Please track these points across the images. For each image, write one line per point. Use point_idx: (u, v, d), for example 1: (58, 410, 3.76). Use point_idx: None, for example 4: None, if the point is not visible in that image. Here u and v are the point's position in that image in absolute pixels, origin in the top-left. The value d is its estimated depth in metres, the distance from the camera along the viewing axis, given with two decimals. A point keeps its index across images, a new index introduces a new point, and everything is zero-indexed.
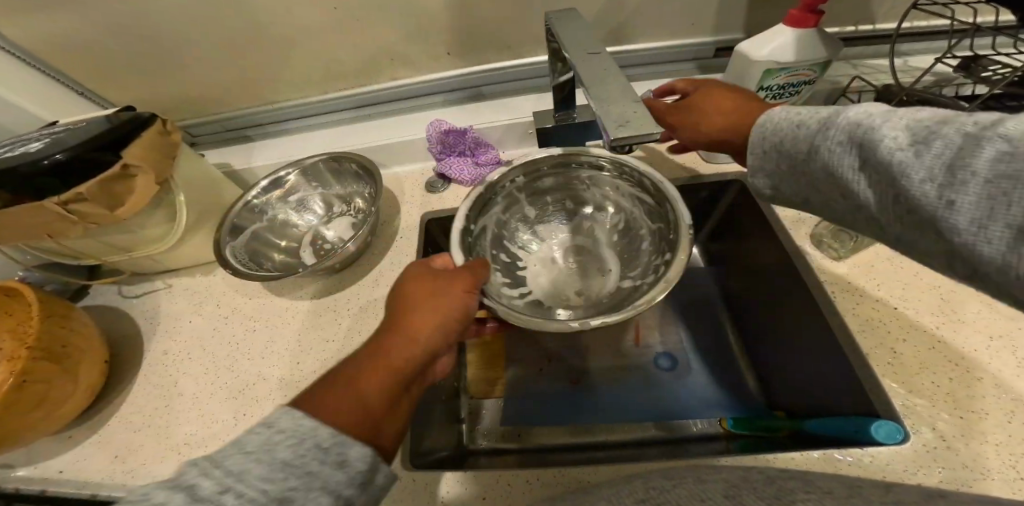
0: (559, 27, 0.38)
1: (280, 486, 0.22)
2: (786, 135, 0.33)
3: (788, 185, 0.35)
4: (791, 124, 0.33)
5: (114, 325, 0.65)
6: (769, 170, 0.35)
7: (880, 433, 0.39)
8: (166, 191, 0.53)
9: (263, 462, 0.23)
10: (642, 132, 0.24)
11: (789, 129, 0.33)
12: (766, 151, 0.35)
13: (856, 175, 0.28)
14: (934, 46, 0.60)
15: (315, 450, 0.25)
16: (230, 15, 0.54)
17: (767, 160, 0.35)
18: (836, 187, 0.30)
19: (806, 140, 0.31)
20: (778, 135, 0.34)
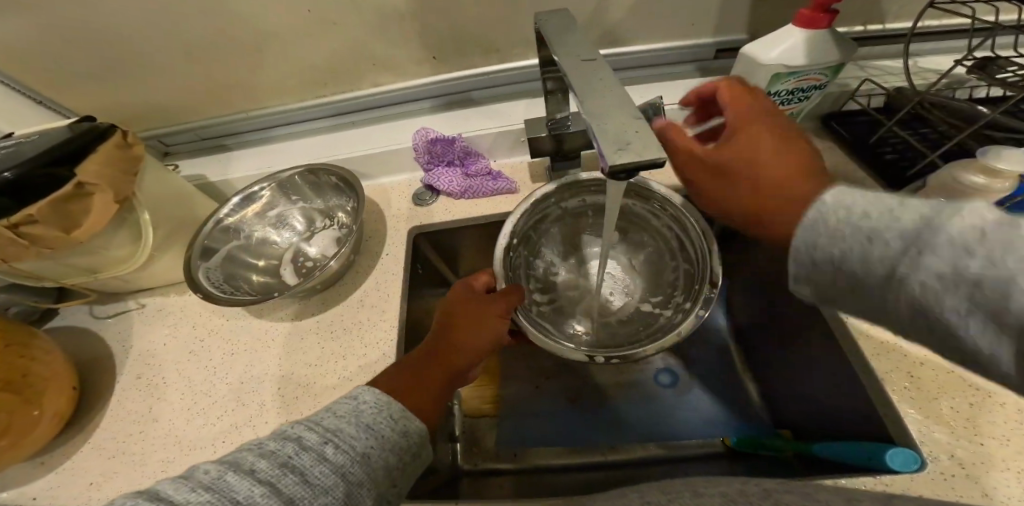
0: (548, 30, 0.34)
1: (363, 444, 0.29)
2: (840, 247, 0.24)
3: (848, 300, 0.25)
4: (837, 230, 0.24)
5: (81, 348, 0.60)
6: (819, 283, 0.26)
7: (896, 461, 0.36)
8: (127, 210, 0.48)
9: (351, 424, 0.30)
10: (643, 156, 0.20)
11: (838, 241, 0.24)
12: (817, 263, 0.25)
13: (962, 318, 0.18)
14: (943, 46, 0.58)
15: (388, 419, 0.31)
16: (192, 16, 0.50)
17: (806, 268, 0.27)
18: (928, 328, 0.20)
19: (873, 262, 0.22)
20: (833, 253, 0.24)
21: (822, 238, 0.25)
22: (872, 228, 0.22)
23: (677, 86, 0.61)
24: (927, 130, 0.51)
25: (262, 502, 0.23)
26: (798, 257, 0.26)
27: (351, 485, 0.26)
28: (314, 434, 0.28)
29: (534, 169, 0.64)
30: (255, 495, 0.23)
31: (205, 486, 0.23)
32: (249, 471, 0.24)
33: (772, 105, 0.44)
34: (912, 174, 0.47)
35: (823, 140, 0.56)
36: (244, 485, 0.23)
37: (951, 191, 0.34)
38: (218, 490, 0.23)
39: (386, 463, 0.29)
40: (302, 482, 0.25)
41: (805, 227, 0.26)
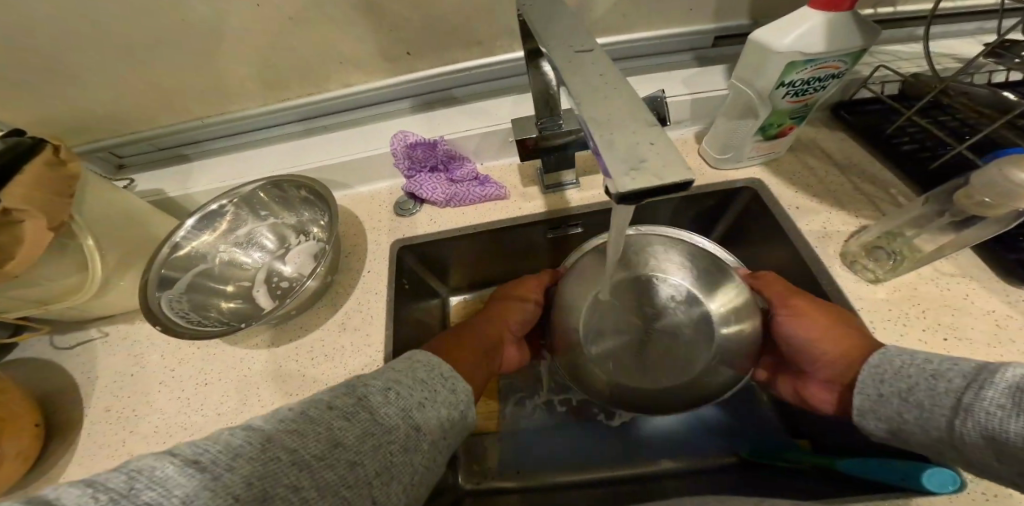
0: (535, 18, 0.30)
1: (421, 393, 0.29)
2: (911, 382, 0.29)
3: (913, 443, 0.29)
4: (915, 381, 0.29)
5: (40, 380, 0.52)
6: (884, 418, 0.31)
7: (934, 481, 0.32)
8: (68, 235, 0.43)
9: (408, 378, 0.29)
10: (665, 179, 0.16)
11: (902, 374, 0.30)
12: (885, 395, 0.31)
13: (1016, 425, 0.21)
14: (954, 29, 0.55)
15: (440, 376, 0.31)
16: (135, 15, 0.45)
17: (880, 403, 0.31)
18: (990, 448, 0.23)
19: (939, 395, 0.27)
20: (893, 385, 0.30)
21: (886, 391, 0.31)
22: (936, 370, 0.28)
23: (676, 75, 0.56)
24: (946, 118, 0.47)
25: (339, 434, 0.22)
26: (864, 390, 0.32)
27: (411, 429, 0.26)
28: (378, 382, 0.28)
29: (525, 171, 0.59)
30: (333, 429, 0.22)
31: (292, 417, 0.22)
32: (324, 407, 0.24)
33: (785, 97, 0.40)
34: (936, 167, 0.43)
35: (834, 131, 0.52)
36: (322, 420, 0.23)
37: (995, 190, 0.30)
38: (302, 421, 0.22)
39: (439, 413, 0.29)
40: (370, 420, 0.24)
41: (869, 367, 0.33)
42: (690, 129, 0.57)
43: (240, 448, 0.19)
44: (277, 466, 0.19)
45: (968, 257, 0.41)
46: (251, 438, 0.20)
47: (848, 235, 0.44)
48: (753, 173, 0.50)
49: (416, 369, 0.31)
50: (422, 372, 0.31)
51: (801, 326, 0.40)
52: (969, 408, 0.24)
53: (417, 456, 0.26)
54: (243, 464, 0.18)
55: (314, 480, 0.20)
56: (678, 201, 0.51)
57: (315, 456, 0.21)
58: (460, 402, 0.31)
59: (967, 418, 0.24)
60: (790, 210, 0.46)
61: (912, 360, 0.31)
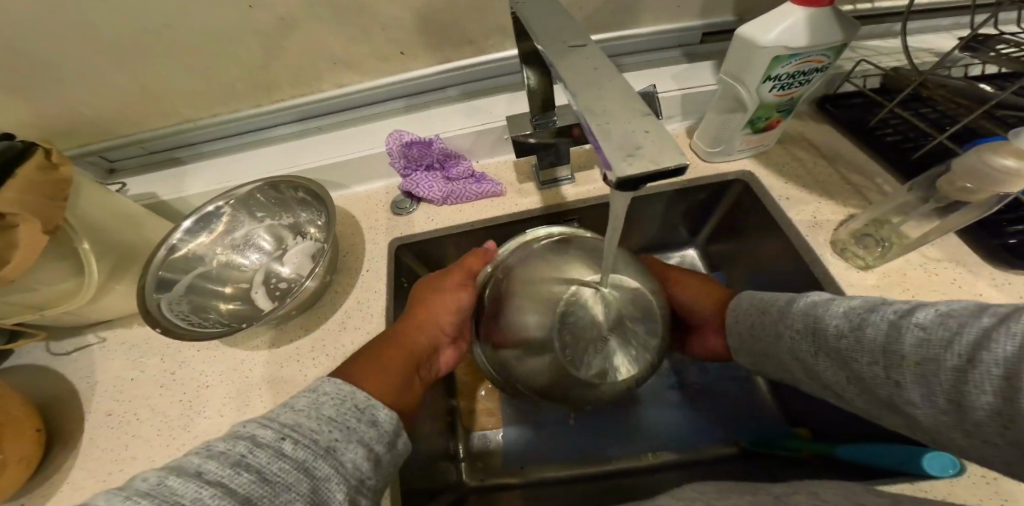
0: (528, 16, 0.30)
1: (326, 436, 0.26)
2: (754, 320, 0.37)
3: (766, 369, 0.37)
4: (753, 316, 0.37)
5: (39, 387, 0.51)
6: (749, 354, 0.38)
7: (934, 466, 0.35)
8: (62, 240, 0.42)
9: (312, 418, 0.27)
10: (660, 163, 0.16)
11: (751, 315, 0.38)
12: (742, 332, 0.38)
13: (811, 343, 0.30)
14: (933, 24, 0.57)
15: (351, 411, 0.29)
16: (126, 16, 0.45)
17: (741, 340, 0.39)
18: (801, 361, 0.31)
19: (770, 330, 0.34)
20: (748, 325, 0.38)
21: (743, 326, 0.38)
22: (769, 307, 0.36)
23: (665, 71, 0.57)
24: (927, 110, 0.49)
25: (215, 502, 0.20)
26: (732, 331, 0.40)
27: (315, 479, 0.24)
28: (273, 429, 0.25)
29: (519, 169, 0.60)
30: (205, 496, 0.20)
31: (147, 491, 0.20)
32: (197, 473, 0.21)
33: (771, 90, 0.41)
34: (919, 156, 0.45)
35: (820, 124, 0.53)
36: (191, 488, 0.20)
37: (976, 176, 0.31)
38: (162, 495, 0.20)
39: (354, 454, 0.27)
40: (259, 479, 0.22)
41: (735, 310, 0.40)
42: (681, 124, 0.58)
43: None
44: None
45: (954, 243, 0.42)
46: None
47: (837, 224, 0.45)
48: (743, 165, 0.51)
49: (317, 407, 0.28)
50: (327, 409, 0.28)
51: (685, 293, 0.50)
52: (782, 336, 0.33)
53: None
54: None
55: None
56: (671, 194, 0.52)
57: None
58: (380, 440, 0.29)
59: (786, 344, 0.33)
60: (781, 201, 0.47)
61: (756, 299, 0.38)
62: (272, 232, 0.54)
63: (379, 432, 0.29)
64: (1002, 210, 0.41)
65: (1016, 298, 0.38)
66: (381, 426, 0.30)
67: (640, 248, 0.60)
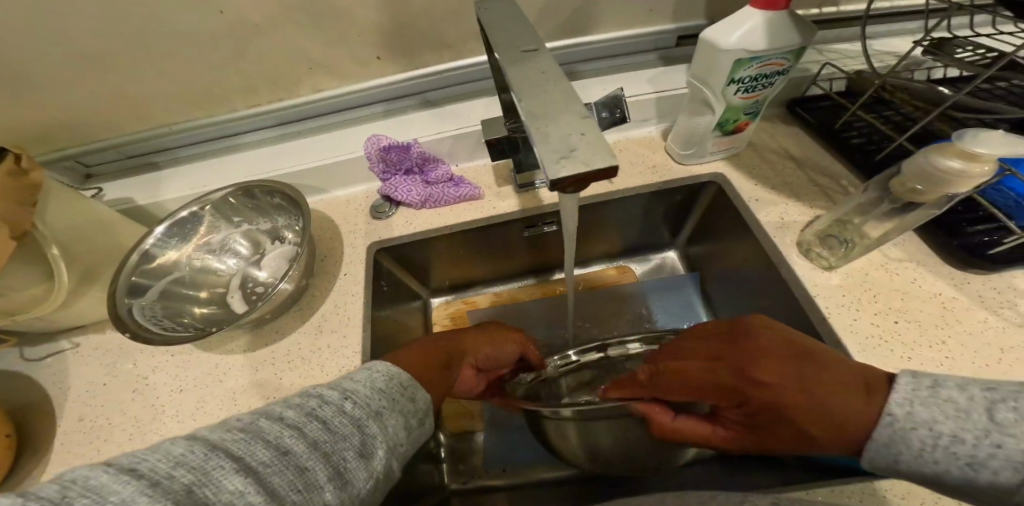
0: (489, 19, 0.31)
1: (377, 402, 0.27)
2: (936, 460, 0.24)
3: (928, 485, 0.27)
4: (926, 450, 0.25)
5: (9, 394, 0.50)
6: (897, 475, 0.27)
7: None
8: (32, 245, 0.42)
9: (366, 387, 0.28)
10: (591, 165, 0.17)
11: (930, 461, 0.25)
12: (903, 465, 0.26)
13: None
14: (897, 28, 0.58)
15: (400, 386, 0.30)
16: (98, 20, 0.45)
17: (888, 466, 0.27)
18: None
19: (986, 486, 0.23)
20: (927, 470, 0.25)
21: (907, 457, 0.25)
22: (972, 455, 0.23)
23: (641, 75, 0.58)
24: (891, 113, 0.50)
25: (290, 442, 0.22)
26: (873, 461, 0.27)
27: (367, 436, 0.25)
28: (334, 390, 0.26)
29: (498, 172, 0.60)
30: (282, 437, 0.22)
31: (239, 428, 0.22)
32: (276, 419, 0.23)
33: (736, 93, 0.42)
34: (881, 158, 0.46)
35: (790, 127, 0.54)
36: (275, 429, 0.22)
37: (926, 176, 0.32)
38: (251, 432, 0.21)
39: (398, 423, 0.28)
40: (322, 429, 0.23)
41: (876, 445, 0.26)
42: (656, 127, 0.59)
43: (182, 456, 0.19)
44: (216, 476, 0.19)
45: (915, 243, 0.43)
46: (196, 447, 0.20)
47: (804, 224, 0.46)
48: (715, 167, 0.52)
49: (370, 380, 0.29)
50: (380, 384, 0.29)
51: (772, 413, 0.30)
52: None
53: (373, 461, 0.25)
54: (182, 472, 0.18)
55: (259, 485, 0.19)
56: (646, 196, 0.53)
57: (263, 461, 0.20)
58: (411, 419, 0.29)
59: None
60: (751, 203, 0.48)
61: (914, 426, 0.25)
62: (251, 237, 0.54)
63: (414, 411, 0.30)
64: (962, 210, 0.42)
65: (974, 297, 0.39)
66: (416, 407, 0.30)
67: (619, 250, 0.60)
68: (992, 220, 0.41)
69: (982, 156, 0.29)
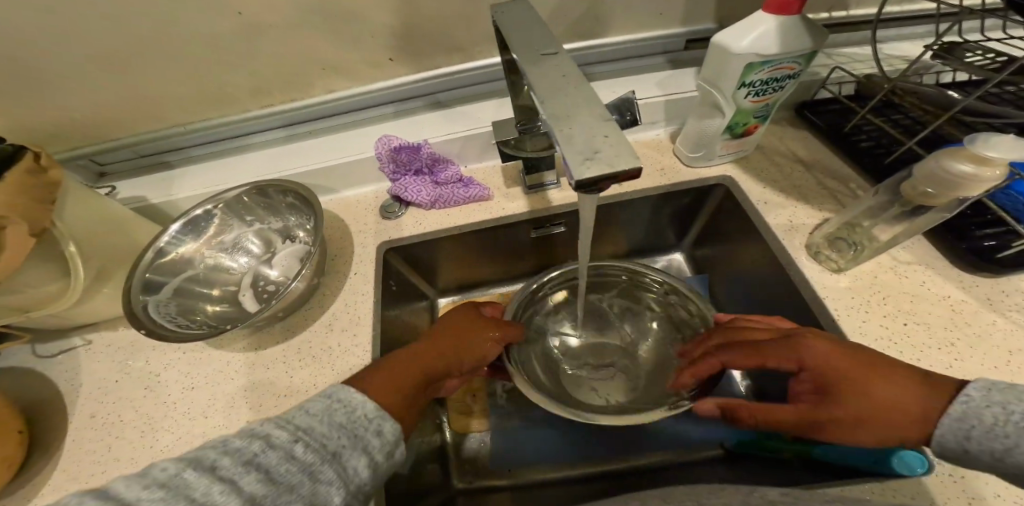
0: (505, 23, 0.31)
1: (335, 441, 0.26)
2: (1005, 439, 0.24)
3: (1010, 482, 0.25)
4: (999, 423, 0.24)
5: (22, 391, 0.51)
6: (975, 462, 0.26)
7: (905, 464, 0.34)
8: (49, 243, 0.43)
9: (323, 424, 0.27)
10: (615, 167, 0.17)
11: (1001, 435, 0.24)
12: (974, 445, 0.25)
13: None
14: (906, 32, 0.58)
15: (361, 420, 0.28)
16: (116, 21, 0.45)
17: (964, 447, 0.26)
18: None
19: None
20: (996, 446, 0.24)
21: (978, 431, 0.25)
22: None
23: (650, 78, 0.59)
24: (899, 117, 0.51)
25: (221, 499, 0.19)
26: (945, 444, 0.27)
27: (320, 482, 0.23)
28: (283, 432, 0.24)
29: (507, 173, 0.61)
30: (214, 492, 0.19)
31: (164, 482, 0.19)
32: (212, 468, 0.20)
33: (746, 97, 0.43)
34: (890, 162, 0.46)
35: (798, 130, 0.55)
36: (207, 482, 0.19)
37: (937, 180, 0.33)
38: (177, 487, 0.19)
39: (357, 462, 0.26)
40: (265, 478, 0.21)
41: (948, 420, 0.26)
42: (664, 130, 0.59)
43: None
44: None
45: (924, 246, 0.44)
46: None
47: (812, 227, 0.46)
48: (723, 170, 0.52)
49: (327, 415, 0.27)
50: (340, 420, 0.28)
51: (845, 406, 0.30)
52: None
53: None
54: None
55: None
56: (654, 198, 0.53)
57: None
58: (378, 453, 0.28)
59: None
60: (759, 205, 0.49)
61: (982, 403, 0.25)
62: (262, 235, 0.54)
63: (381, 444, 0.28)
64: (970, 214, 0.43)
65: (982, 299, 0.39)
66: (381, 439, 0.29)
67: (626, 252, 0.61)
68: (1001, 223, 0.41)
69: (993, 160, 0.30)
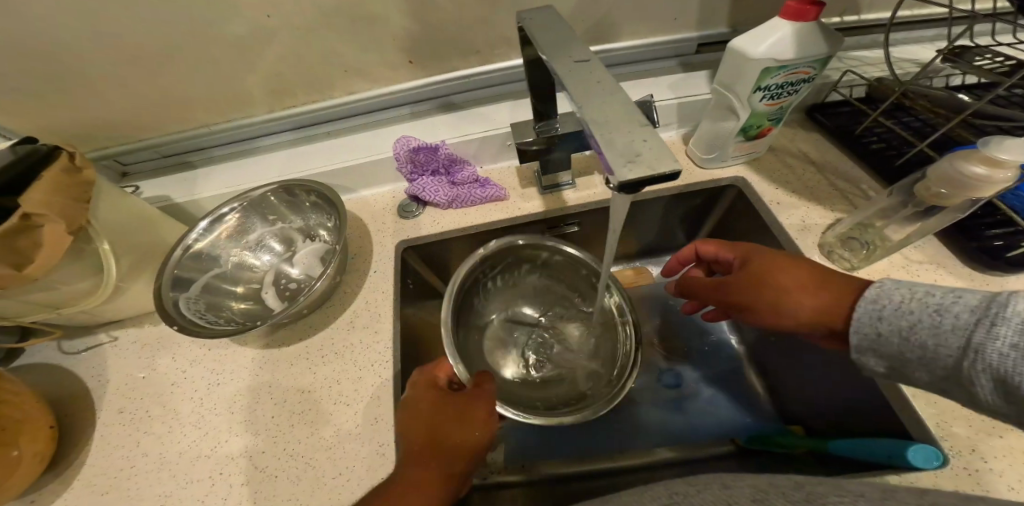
0: (534, 28, 0.33)
1: None
2: (911, 320, 0.26)
3: (914, 379, 0.27)
4: (906, 302, 0.27)
5: (50, 386, 0.52)
6: (884, 356, 0.27)
7: (918, 458, 0.35)
8: (84, 241, 0.44)
9: None
10: (656, 170, 0.18)
11: (907, 312, 0.26)
12: (885, 333, 0.27)
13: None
14: (917, 35, 0.60)
15: None
16: (145, 25, 0.47)
17: (871, 341, 0.28)
18: (1001, 388, 0.21)
19: (950, 334, 0.24)
20: (902, 322, 0.26)
21: (890, 311, 0.27)
22: (941, 304, 0.25)
23: (662, 80, 0.60)
24: (910, 119, 0.52)
25: None
26: (859, 329, 0.28)
27: None
28: None
29: (522, 174, 0.62)
30: None
31: None
32: None
33: (761, 100, 0.44)
34: (901, 163, 0.47)
35: (810, 132, 0.56)
36: None
37: (950, 182, 0.34)
38: None
39: None
40: None
41: (864, 303, 0.28)
42: (677, 132, 0.60)
43: None
44: None
45: (935, 246, 0.44)
46: None
47: (825, 227, 0.47)
48: (736, 171, 0.53)
49: None
50: None
51: (783, 285, 0.35)
52: (976, 350, 0.22)
53: None
54: None
55: None
56: (668, 199, 0.54)
57: None
58: None
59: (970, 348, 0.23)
60: (772, 206, 0.50)
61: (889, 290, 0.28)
62: (284, 236, 0.55)
63: None
64: (981, 214, 0.44)
65: None
66: None
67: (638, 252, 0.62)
68: (1011, 223, 0.42)
69: (1005, 163, 0.31)
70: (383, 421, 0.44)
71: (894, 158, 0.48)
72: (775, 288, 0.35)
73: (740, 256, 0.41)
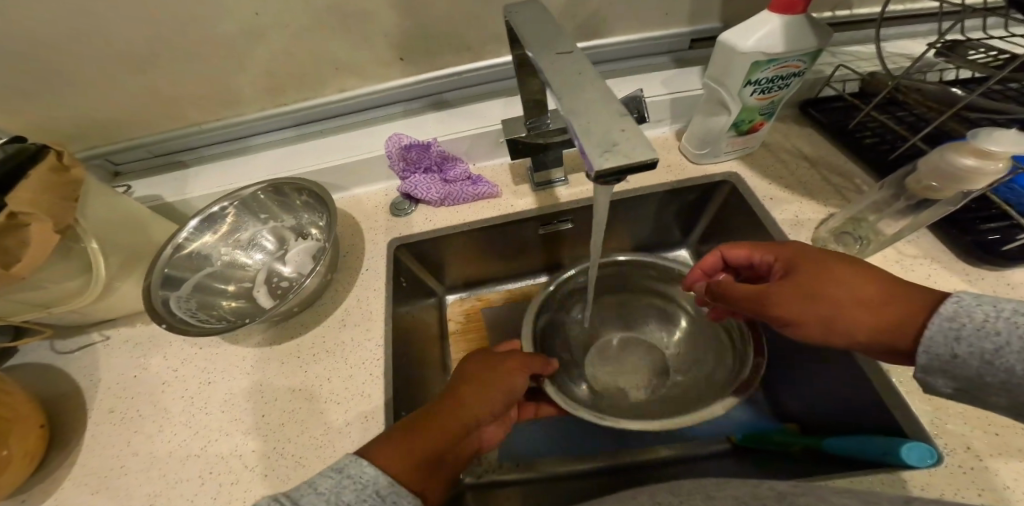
0: (520, 22, 0.32)
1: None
2: (997, 341, 0.22)
3: (990, 403, 0.24)
4: (988, 319, 0.23)
5: (42, 386, 0.52)
6: (956, 378, 0.24)
7: (912, 456, 0.34)
8: (72, 239, 0.44)
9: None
10: (635, 158, 0.18)
11: (991, 332, 0.23)
12: (963, 355, 0.24)
13: None
14: (909, 30, 0.59)
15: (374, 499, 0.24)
16: (133, 24, 0.47)
17: (948, 363, 0.24)
18: None
19: None
20: (984, 345, 0.23)
21: (969, 330, 0.24)
22: None
23: (655, 76, 0.59)
24: (903, 114, 0.51)
25: None
26: (931, 349, 0.25)
27: None
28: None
29: (515, 171, 0.62)
30: None
31: None
32: None
33: (752, 94, 0.43)
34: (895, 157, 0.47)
35: (803, 127, 0.55)
36: None
37: (942, 175, 0.34)
38: None
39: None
40: None
41: (939, 320, 0.25)
42: (670, 127, 0.60)
43: None
44: None
45: (929, 240, 0.44)
46: None
47: (818, 222, 0.47)
48: (730, 166, 0.53)
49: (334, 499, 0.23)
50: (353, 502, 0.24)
51: (838, 292, 0.32)
52: None
53: None
54: None
55: None
56: (662, 194, 0.54)
57: None
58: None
59: None
60: (766, 201, 0.49)
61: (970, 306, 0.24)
62: (276, 234, 0.55)
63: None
64: (975, 208, 0.43)
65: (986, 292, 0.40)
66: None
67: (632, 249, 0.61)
68: (1005, 217, 0.42)
69: (996, 154, 0.30)
70: (373, 420, 0.44)
71: (888, 152, 0.48)
72: (828, 296, 0.32)
73: (782, 265, 0.38)
